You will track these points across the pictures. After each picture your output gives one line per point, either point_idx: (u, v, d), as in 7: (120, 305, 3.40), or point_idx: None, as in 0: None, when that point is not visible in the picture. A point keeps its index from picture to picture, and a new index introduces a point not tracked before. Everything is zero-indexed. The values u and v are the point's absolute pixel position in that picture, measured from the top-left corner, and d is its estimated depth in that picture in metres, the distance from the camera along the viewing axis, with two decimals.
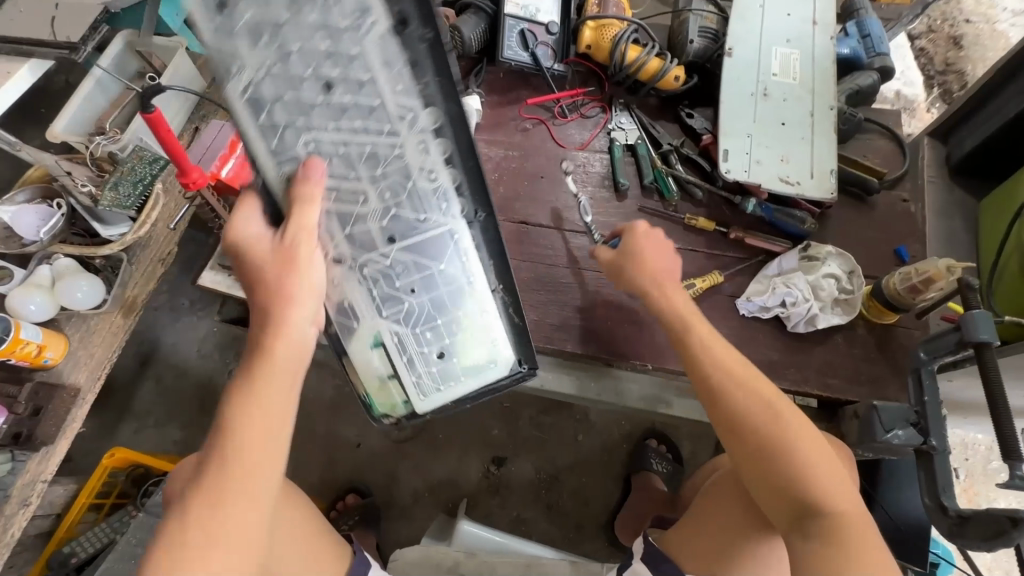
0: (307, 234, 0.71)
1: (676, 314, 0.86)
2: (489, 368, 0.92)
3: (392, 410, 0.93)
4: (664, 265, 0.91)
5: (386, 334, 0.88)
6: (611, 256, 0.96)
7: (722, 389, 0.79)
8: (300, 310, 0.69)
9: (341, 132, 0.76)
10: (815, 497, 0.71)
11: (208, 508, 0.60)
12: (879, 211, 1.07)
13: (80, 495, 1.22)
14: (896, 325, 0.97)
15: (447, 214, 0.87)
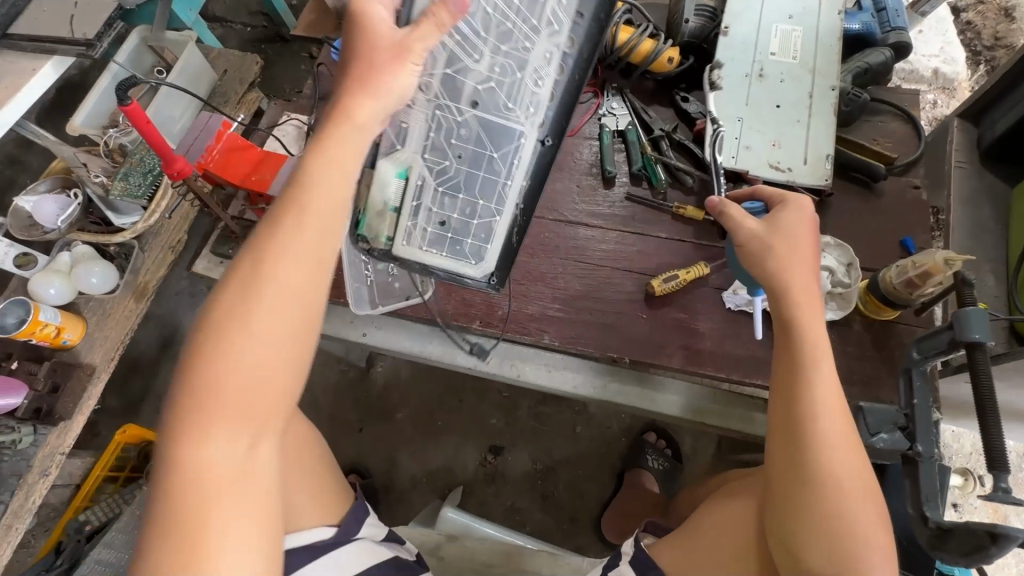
0: (400, 58, 0.64)
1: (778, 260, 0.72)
2: (464, 261, 0.91)
3: (371, 239, 0.89)
4: (805, 236, 0.74)
5: (416, 175, 0.86)
6: (750, 220, 0.76)
7: (792, 361, 0.70)
8: (368, 105, 0.62)
9: (496, 12, 0.81)
10: (833, 486, 0.64)
11: (218, 322, 0.54)
12: (886, 199, 1.00)
13: (97, 465, 1.30)
14: (897, 322, 0.91)
15: (527, 120, 0.85)
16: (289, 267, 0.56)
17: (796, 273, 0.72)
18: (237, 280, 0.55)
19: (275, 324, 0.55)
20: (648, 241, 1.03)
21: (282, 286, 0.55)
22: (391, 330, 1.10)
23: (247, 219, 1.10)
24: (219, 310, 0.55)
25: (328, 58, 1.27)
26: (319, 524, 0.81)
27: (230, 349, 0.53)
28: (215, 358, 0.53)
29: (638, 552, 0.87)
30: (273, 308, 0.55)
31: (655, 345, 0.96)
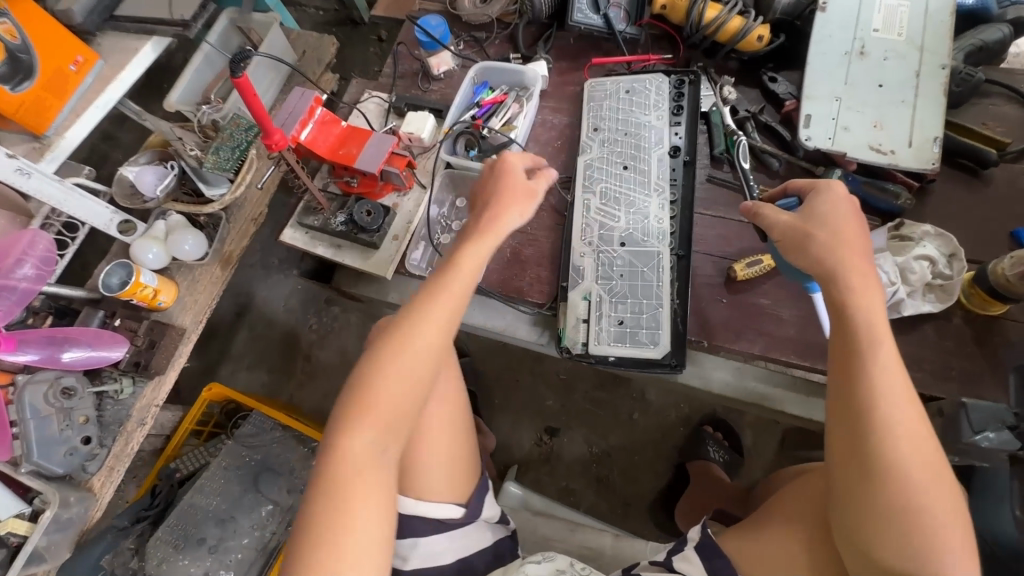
0: (526, 197, 0.80)
1: (824, 246, 0.71)
2: (641, 346, 0.93)
3: (570, 346, 0.97)
4: (845, 223, 0.73)
5: (594, 295, 0.98)
6: (790, 216, 0.77)
7: (852, 355, 0.67)
8: (507, 220, 0.78)
9: (611, 189, 1.05)
10: (891, 474, 0.61)
11: (385, 353, 0.70)
12: (995, 188, 0.93)
13: (186, 420, 1.40)
14: (1003, 319, 0.85)
15: (660, 242, 0.99)
16: (440, 318, 0.72)
17: (853, 269, 0.70)
18: (402, 325, 0.71)
19: (422, 358, 0.70)
20: (727, 225, 1.01)
21: (433, 330, 0.71)
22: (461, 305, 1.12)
23: (331, 191, 1.16)
24: (387, 343, 0.70)
25: (408, 38, 1.30)
26: (451, 502, 0.85)
27: (388, 376, 0.68)
28: (381, 381, 0.68)
29: (703, 537, 0.84)
30: (428, 348, 0.70)
31: (734, 331, 0.94)
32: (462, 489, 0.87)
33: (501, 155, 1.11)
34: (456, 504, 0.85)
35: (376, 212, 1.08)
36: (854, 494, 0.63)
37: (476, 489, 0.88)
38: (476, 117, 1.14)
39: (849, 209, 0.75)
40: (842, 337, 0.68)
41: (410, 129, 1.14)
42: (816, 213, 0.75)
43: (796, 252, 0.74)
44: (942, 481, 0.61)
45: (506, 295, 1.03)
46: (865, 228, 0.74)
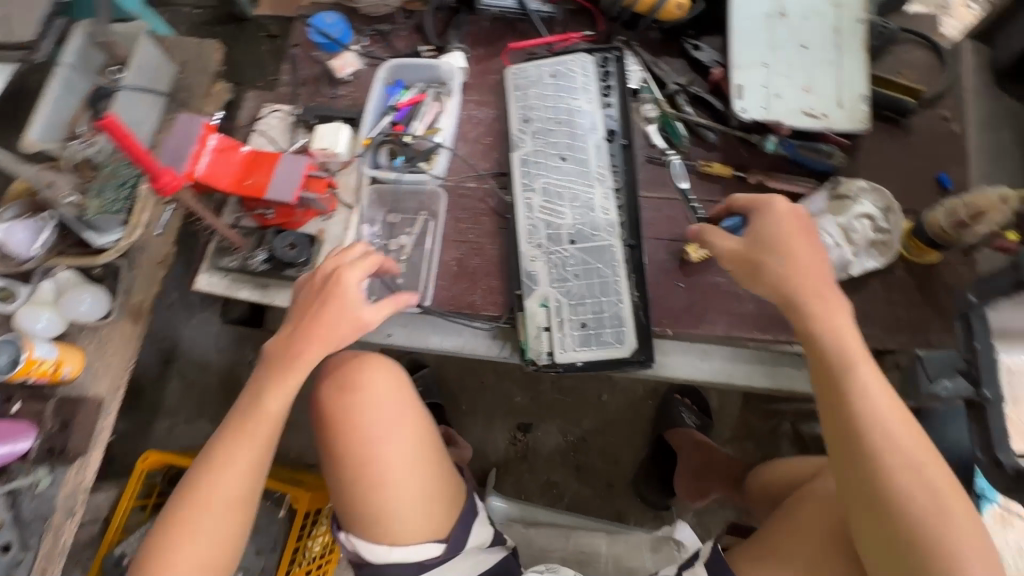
0: (337, 321, 0.78)
1: (787, 275, 0.75)
2: (608, 346, 0.91)
3: (536, 356, 0.93)
4: (804, 250, 0.76)
5: (552, 301, 0.94)
6: (738, 240, 0.80)
7: (836, 377, 0.70)
8: (311, 355, 0.77)
9: (551, 185, 1.00)
10: (894, 489, 0.64)
11: (195, 486, 0.74)
12: (917, 135, 0.96)
13: (124, 497, 1.25)
14: (939, 264, 0.89)
15: (611, 235, 0.96)
16: (243, 446, 0.75)
17: (818, 296, 0.74)
18: (213, 452, 0.75)
19: (234, 485, 0.74)
20: (674, 205, 0.98)
21: (240, 458, 0.75)
22: (414, 330, 1.03)
23: (244, 226, 1.02)
24: (194, 475, 0.75)
25: (302, 39, 1.16)
26: (431, 542, 0.78)
27: (199, 510, 0.73)
28: (194, 515, 0.72)
29: (714, 552, 0.83)
30: (237, 475, 0.74)
31: (696, 315, 0.93)
32: (444, 524, 0.80)
33: (429, 160, 1.03)
34: (437, 541, 0.79)
35: (301, 245, 0.99)
36: (871, 519, 0.65)
37: (459, 521, 0.81)
38: (396, 122, 1.04)
39: (812, 237, 0.77)
40: (821, 364, 0.72)
41: (322, 144, 1.02)
42: (774, 238, 0.77)
43: (761, 285, 0.77)
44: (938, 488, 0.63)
45: (460, 313, 0.97)
46: (824, 255, 0.77)
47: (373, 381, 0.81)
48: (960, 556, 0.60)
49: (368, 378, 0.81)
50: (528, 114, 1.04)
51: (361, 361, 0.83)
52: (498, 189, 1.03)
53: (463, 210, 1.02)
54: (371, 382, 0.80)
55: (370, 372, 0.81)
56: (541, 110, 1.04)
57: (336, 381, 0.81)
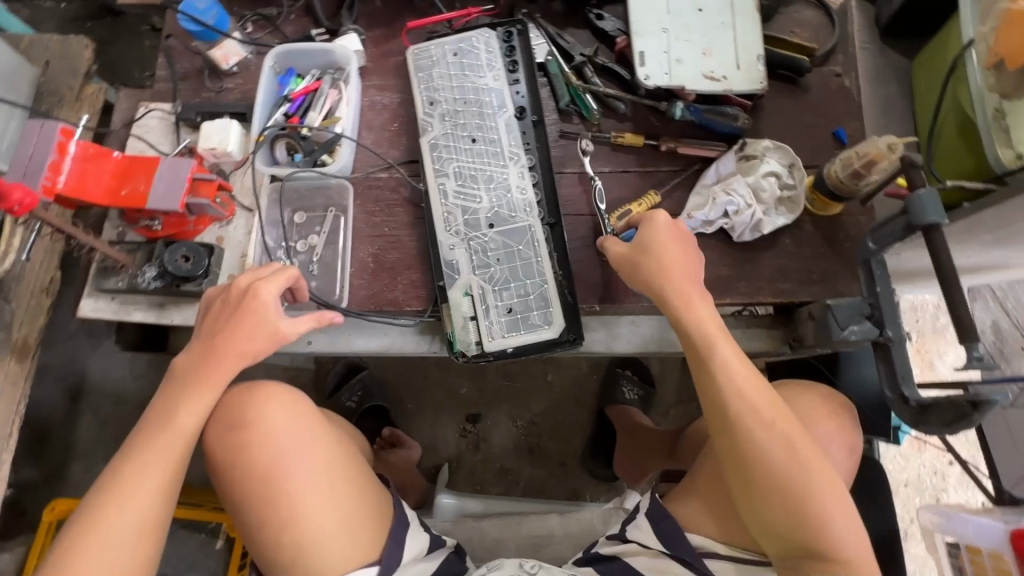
0: (256, 330, 0.72)
1: (654, 276, 0.76)
2: (537, 329, 0.89)
3: (465, 347, 0.90)
4: (669, 246, 0.77)
5: (476, 289, 0.91)
6: (616, 244, 0.81)
7: (700, 369, 0.72)
8: (229, 369, 0.71)
9: (465, 168, 0.96)
10: (760, 462, 0.67)
11: (85, 526, 0.63)
12: (814, 92, 0.99)
13: (31, 554, 1.13)
14: (843, 215, 0.92)
15: (529, 215, 0.94)
16: (147, 471, 0.66)
17: (682, 289, 0.74)
18: (105, 483, 0.66)
19: (135, 519, 0.65)
20: (591, 178, 0.97)
21: (141, 484, 0.66)
22: (339, 335, 0.98)
23: (129, 241, 0.93)
24: (82, 514, 0.64)
25: (176, 28, 1.05)
26: (360, 567, 0.75)
27: (88, 553, 0.62)
28: (80, 562, 0.62)
29: (652, 501, 0.84)
30: (141, 506, 0.65)
31: (622, 288, 0.92)
32: (370, 547, 0.77)
33: (333, 154, 0.96)
34: (367, 566, 0.75)
35: (196, 256, 0.88)
36: (757, 504, 0.68)
37: (388, 539, 0.79)
38: (290, 115, 0.96)
39: (681, 232, 0.78)
40: (693, 355, 0.73)
41: (210, 144, 0.93)
42: (641, 241, 0.78)
43: (637, 284, 0.78)
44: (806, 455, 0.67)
45: (381, 310, 0.92)
46: (693, 249, 0.78)
47: (264, 414, 0.76)
48: (827, 516, 0.66)
49: (259, 411, 0.76)
50: (434, 96, 0.99)
51: (251, 393, 0.78)
52: (410, 178, 0.98)
53: (375, 202, 0.97)
54: (264, 415, 0.76)
55: (261, 404, 0.76)
56: (446, 91, 0.99)
57: (225, 421, 0.76)
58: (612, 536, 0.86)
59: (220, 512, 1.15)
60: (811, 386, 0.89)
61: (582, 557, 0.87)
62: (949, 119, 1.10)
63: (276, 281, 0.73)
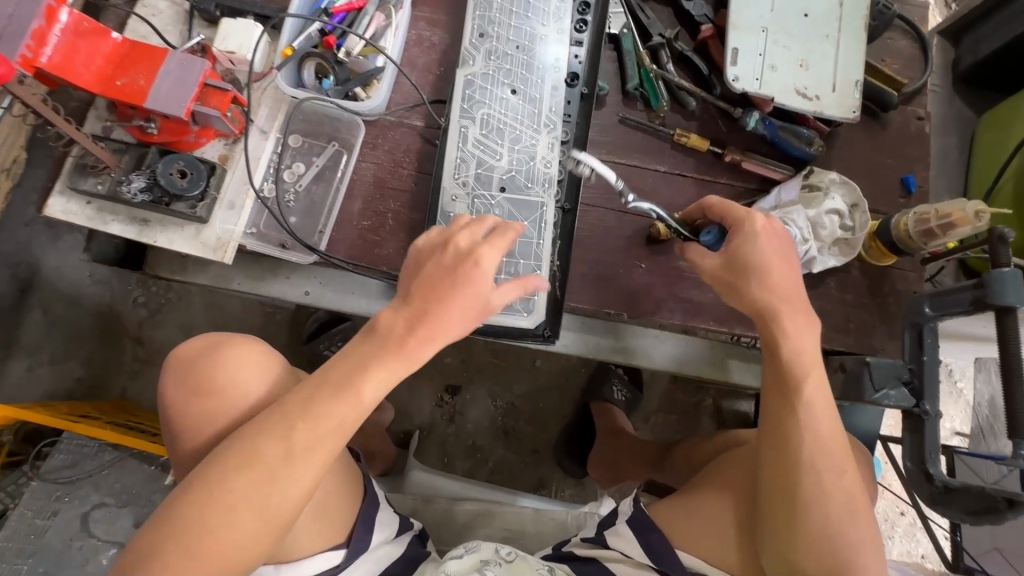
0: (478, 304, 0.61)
1: (764, 294, 0.65)
2: (516, 315, 0.81)
3: None
4: (774, 260, 0.65)
5: None
6: (713, 255, 0.69)
7: (780, 407, 0.65)
8: (426, 344, 0.60)
9: (494, 117, 0.85)
10: (816, 510, 0.62)
11: (222, 488, 0.55)
12: (891, 130, 0.92)
13: None
14: (892, 268, 0.88)
15: (544, 192, 0.84)
16: (311, 449, 0.57)
17: (791, 314, 0.65)
18: (256, 442, 0.56)
19: (273, 502, 0.55)
20: (645, 175, 0.89)
21: (303, 467, 0.56)
22: (339, 288, 0.88)
23: (115, 139, 0.80)
24: (219, 475, 0.55)
25: None
26: (327, 550, 0.71)
27: (248, 502, 0.54)
28: (214, 531, 0.53)
29: (635, 510, 0.76)
30: (293, 491, 0.56)
31: (655, 302, 0.85)
32: (337, 528, 0.72)
33: (367, 87, 0.84)
34: (331, 550, 0.71)
35: (194, 173, 0.77)
36: (792, 547, 0.62)
37: (357, 519, 0.74)
38: (327, 33, 0.83)
39: (784, 247, 0.66)
40: (775, 389, 0.66)
41: (227, 47, 0.80)
42: (738, 254, 0.66)
43: (737, 302, 0.68)
44: (867, 505, 0.63)
45: (394, 273, 0.83)
46: (797, 263, 0.67)
47: (236, 379, 0.69)
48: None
49: (229, 375, 0.69)
50: (483, 30, 0.87)
51: (214, 352, 0.71)
52: (434, 119, 0.87)
53: (406, 152, 0.87)
54: (234, 375, 0.69)
55: (231, 364, 0.70)
56: (500, 33, 0.88)
57: (192, 382, 0.69)
58: (589, 538, 0.78)
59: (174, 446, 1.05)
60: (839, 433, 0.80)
61: (553, 553, 0.81)
62: (1008, 188, 1.06)
63: (484, 227, 0.63)
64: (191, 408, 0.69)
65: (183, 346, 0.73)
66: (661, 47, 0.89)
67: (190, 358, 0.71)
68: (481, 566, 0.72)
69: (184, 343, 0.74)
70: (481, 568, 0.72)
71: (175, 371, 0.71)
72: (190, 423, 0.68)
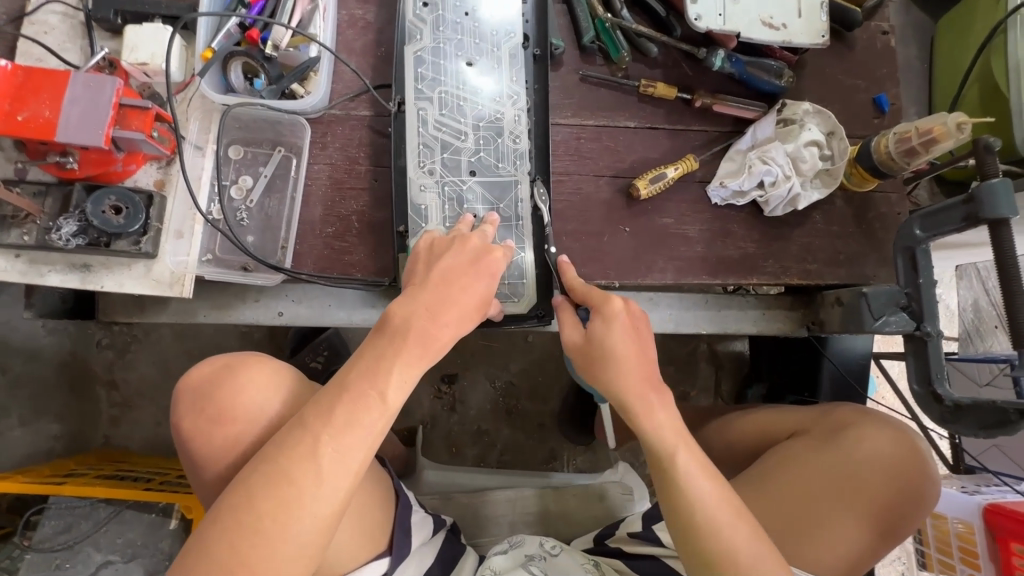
0: (482, 303, 0.61)
1: (613, 376, 0.63)
2: (505, 301, 0.77)
3: None
4: (626, 341, 0.63)
5: None
6: (576, 332, 0.67)
7: (666, 484, 0.60)
8: (446, 330, 0.58)
9: (450, 95, 0.79)
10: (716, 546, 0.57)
11: (251, 516, 0.51)
12: (858, 50, 0.89)
13: None
14: (875, 192, 0.86)
15: (517, 169, 0.79)
16: (342, 459, 0.53)
17: (642, 395, 0.62)
18: (281, 461, 0.52)
19: (308, 519, 0.51)
20: (615, 134, 0.84)
21: (332, 480, 0.53)
22: (315, 304, 0.83)
23: (33, 180, 0.71)
24: (246, 503, 0.51)
25: None
26: (368, 561, 0.68)
27: (282, 526, 0.51)
28: (250, 560, 0.50)
29: None
30: (324, 508, 0.52)
31: (644, 264, 0.82)
32: (377, 538, 0.69)
33: (305, 82, 0.77)
34: (376, 559, 0.68)
35: (130, 207, 0.70)
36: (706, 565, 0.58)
37: (394, 525, 0.72)
38: (249, 28, 0.74)
39: (641, 331, 0.65)
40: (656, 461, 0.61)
41: (138, 58, 0.71)
42: (599, 332, 0.64)
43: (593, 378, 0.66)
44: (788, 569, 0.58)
45: (368, 279, 0.78)
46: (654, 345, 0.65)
47: (248, 406, 0.64)
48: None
49: (248, 400, 0.64)
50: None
51: (232, 374, 0.66)
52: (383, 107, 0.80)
53: (361, 148, 0.80)
54: (251, 402, 0.64)
55: (249, 388, 0.65)
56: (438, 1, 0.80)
57: (206, 412, 0.65)
58: (638, 534, 0.79)
59: (171, 490, 1.00)
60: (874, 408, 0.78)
61: (597, 545, 0.85)
62: (973, 91, 1.05)
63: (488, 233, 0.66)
64: (211, 443, 0.64)
65: (192, 373, 0.69)
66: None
67: (205, 386, 0.66)
68: (526, 560, 0.78)
69: (192, 370, 0.69)
70: (525, 564, 0.77)
71: (185, 401, 0.66)
72: (212, 453, 0.64)
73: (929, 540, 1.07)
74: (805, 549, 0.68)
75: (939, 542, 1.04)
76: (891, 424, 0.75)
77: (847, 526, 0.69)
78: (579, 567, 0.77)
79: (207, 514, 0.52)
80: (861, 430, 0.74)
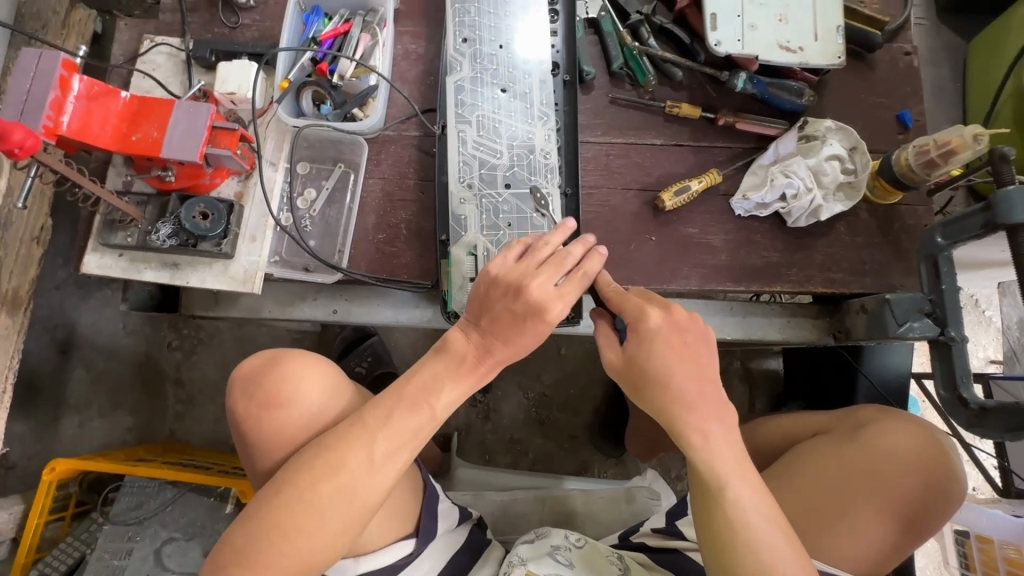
0: (535, 308, 0.64)
1: (666, 402, 0.62)
2: None
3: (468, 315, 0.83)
4: (674, 360, 0.62)
5: (481, 249, 0.83)
6: (613, 349, 0.66)
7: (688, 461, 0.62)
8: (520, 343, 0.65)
9: (487, 118, 0.88)
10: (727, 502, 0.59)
11: (310, 492, 0.58)
12: (880, 70, 0.93)
13: (31, 514, 1.04)
14: (899, 204, 0.89)
15: (549, 182, 0.86)
16: (391, 457, 0.60)
17: (697, 419, 0.61)
18: (336, 452, 0.60)
19: (357, 505, 0.59)
20: (642, 150, 0.91)
21: (381, 469, 0.60)
22: (363, 303, 0.92)
23: (137, 191, 0.84)
24: (304, 479, 0.58)
25: None
26: (397, 540, 0.73)
27: (332, 501, 0.58)
28: (301, 528, 0.57)
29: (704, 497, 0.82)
30: (372, 491, 0.59)
31: (669, 271, 0.87)
32: (405, 520, 0.75)
33: (364, 107, 0.87)
34: (404, 540, 0.74)
35: (215, 214, 0.81)
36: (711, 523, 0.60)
37: (422, 512, 0.77)
38: (319, 61, 0.86)
39: (695, 340, 0.63)
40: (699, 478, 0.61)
41: (227, 89, 0.83)
42: (636, 350, 0.64)
43: (637, 402, 0.65)
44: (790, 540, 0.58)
45: (414, 281, 0.86)
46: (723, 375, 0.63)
47: (298, 396, 0.72)
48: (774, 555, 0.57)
49: (295, 391, 0.72)
50: (463, 34, 0.89)
51: (282, 366, 0.74)
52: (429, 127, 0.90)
53: (410, 165, 0.90)
54: (299, 393, 0.72)
55: (292, 378, 0.73)
56: (477, 34, 0.90)
57: (259, 399, 0.73)
58: (662, 530, 0.83)
59: (229, 475, 1.10)
60: (902, 416, 0.78)
61: (620, 541, 0.88)
62: (1007, 107, 1.05)
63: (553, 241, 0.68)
64: (263, 425, 0.72)
65: (244, 364, 0.78)
66: (641, 24, 0.91)
67: (258, 374, 0.75)
68: (551, 550, 0.80)
69: (244, 361, 0.78)
70: (551, 553, 0.79)
71: (241, 389, 0.75)
72: (264, 436, 0.72)
73: (976, 565, 1.03)
74: (823, 548, 0.70)
75: (986, 566, 1.00)
76: (910, 427, 0.77)
77: (870, 525, 0.71)
78: (605, 562, 0.79)
79: (272, 480, 0.60)
80: (880, 431, 0.76)
